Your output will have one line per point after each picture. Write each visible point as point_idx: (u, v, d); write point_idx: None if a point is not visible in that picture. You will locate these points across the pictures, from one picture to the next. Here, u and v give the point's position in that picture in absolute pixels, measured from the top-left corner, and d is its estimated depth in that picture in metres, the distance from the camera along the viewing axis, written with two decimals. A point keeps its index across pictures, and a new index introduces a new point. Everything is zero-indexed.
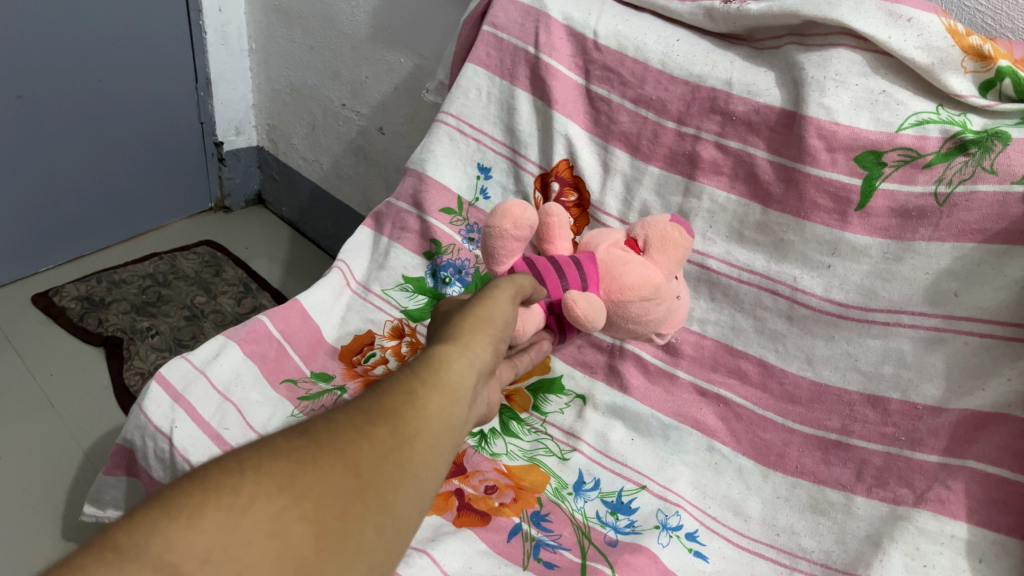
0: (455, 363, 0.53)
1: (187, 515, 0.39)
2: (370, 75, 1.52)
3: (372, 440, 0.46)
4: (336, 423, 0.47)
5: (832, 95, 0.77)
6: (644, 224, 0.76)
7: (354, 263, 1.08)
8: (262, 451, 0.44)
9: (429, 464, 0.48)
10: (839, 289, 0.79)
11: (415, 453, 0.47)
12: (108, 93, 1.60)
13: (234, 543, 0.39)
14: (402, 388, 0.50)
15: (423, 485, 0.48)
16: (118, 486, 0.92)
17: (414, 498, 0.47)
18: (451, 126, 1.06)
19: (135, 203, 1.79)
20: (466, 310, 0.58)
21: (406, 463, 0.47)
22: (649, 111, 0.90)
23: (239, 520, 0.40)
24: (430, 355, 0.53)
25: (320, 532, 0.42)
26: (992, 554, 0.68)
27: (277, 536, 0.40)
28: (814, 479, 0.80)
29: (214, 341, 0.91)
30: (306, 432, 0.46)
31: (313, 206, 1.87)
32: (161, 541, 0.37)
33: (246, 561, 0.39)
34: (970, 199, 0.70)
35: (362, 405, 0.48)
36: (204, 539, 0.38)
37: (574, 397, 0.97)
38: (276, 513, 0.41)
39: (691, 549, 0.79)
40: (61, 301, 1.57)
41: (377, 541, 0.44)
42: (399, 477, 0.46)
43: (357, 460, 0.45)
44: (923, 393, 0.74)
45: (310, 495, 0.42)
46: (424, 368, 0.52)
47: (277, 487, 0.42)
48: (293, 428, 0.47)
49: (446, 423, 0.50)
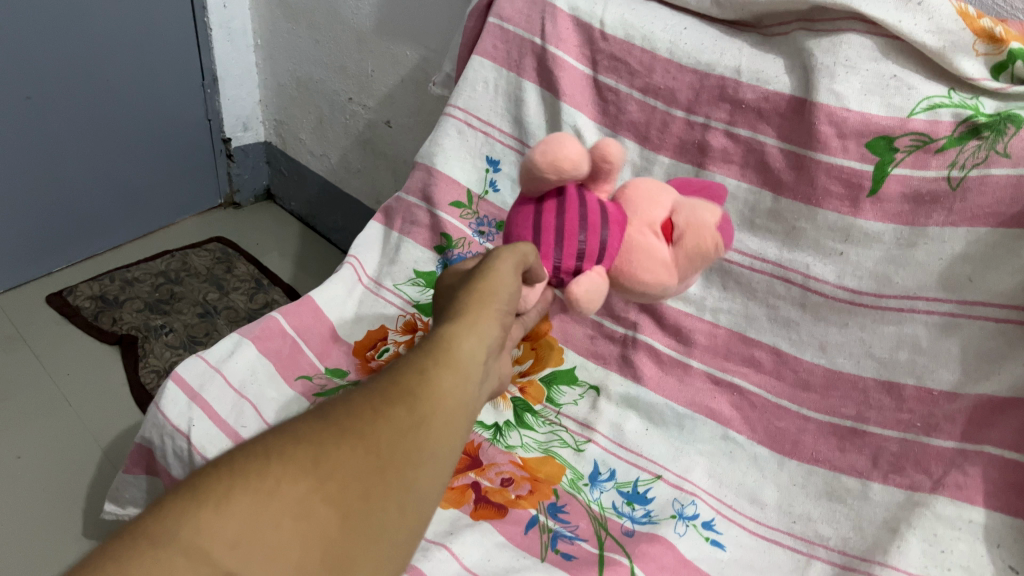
0: (471, 337, 0.53)
1: (212, 504, 0.39)
2: (376, 68, 1.52)
3: (389, 419, 0.46)
4: (355, 402, 0.47)
5: (842, 80, 0.76)
6: (689, 213, 0.64)
7: (364, 258, 1.08)
8: (281, 435, 0.44)
9: (448, 439, 0.48)
10: (852, 276, 0.79)
11: (432, 429, 0.47)
12: (115, 92, 1.60)
13: (262, 528, 0.39)
14: (418, 363, 0.50)
15: (442, 458, 0.48)
16: (138, 484, 0.93)
17: (434, 473, 0.47)
18: (458, 119, 1.06)
19: (146, 200, 1.80)
20: (476, 279, 0.57)
21: (424, 439, 0.47)
22: (658, 100, 0.90)
23: (264, 506, 0.40)
24: (445, 328, 0.53)
25: (344, 512, 0.42)
26: (1010, 538, 0.68)
27: (302, 519, 0.41)
28: (830, 466, 0.80)
29: (229, 340, 0.92)
30: (327, 411, 0.46)
31: (321, 200, 1.88)
32: (190, 528, 0.38)
33: (273, 546, 0.39)
34: (983, 182, 0.70)
35: (382, 382, 0.48)
36: (231, 525, 0.39)
37: (588, 388, 0.97)
38: (301, 496, 0.41)
39: (708, 538, 0.80)
40: (75, 301, 1.58)
41: (401, 516, 0.44)
42: (418, 454, 0.46)
43: (376, 439, 0.45)
44: (938, 378, 0.74)
45: (332, 476, 0.43)
46: (434, 344, 0.51)
47: (301, 471, 0.42)
48: (310, 410, 0.47)
49: (462, 398, 0.50)
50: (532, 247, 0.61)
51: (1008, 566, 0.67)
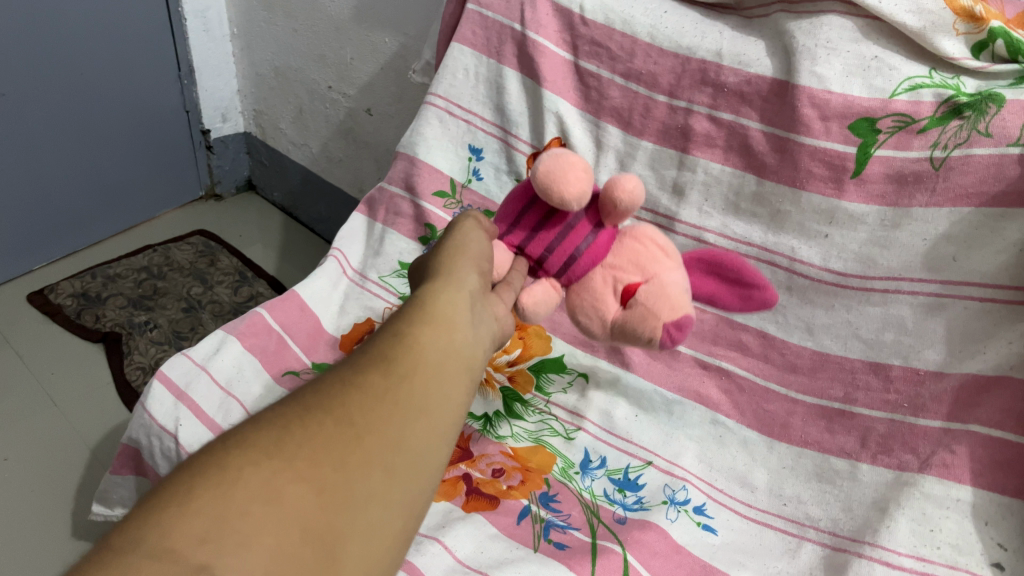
0: (440, 300, 0.55)
1: (177, 504, 0.39)
2: (355, 56, 1.50)
3: (360, 391, 0.47)
4: (321, 385, 0.48)
5: (823, 62, 0.76)
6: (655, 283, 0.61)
7: (349, 250, 1.07)
8: (247, 429, 0.44)
9: (427, 399, 0.49)
10: (837, 258, 0.79)
11: (408, 393, 0.49)
12: (90, 86, 1.58)
13: (232, 516, 0.39)
14: (385, 339, 0.51)
15: (428, 421, 0.48)
16: (126, 485, 0.92)
17: (420, 437, 0.48)
18: (439, 108, 1.05)
19: (125, 195, 1.77)
20: (440, 265, 0.60)
21: (400, 405, 0.48)
22: (639, 85, 0.89)
23: (233, 493, 0.40)
24: (409, 303, 0.56)
25: (319, 486, 0.42)
26: (998, 516, 0.68)
27: (275, 498, 0.40)
28: (819, 448, 0.81)
29: (214, 337, 0.91)
30: (292, 401, 0.47)
31: (304, 190, 1.86)
32: (157, 530, 0.37)
33: (246, 530, 0.39)
34: (966, 162, 0.70)
35: (348, 364, 0.50)
36: (200, 518, 0.38)
37: (577, 375, 0.97)
38: (270, 478, 0.41)
39: (700, 522, 0.80)
40: (57, 299, 1.56)
41: (385, 482, 0.44)
42: (395, 420, 0.47)
43: (346, 413, 0.46)
44: (924, 358, 0.74)
45: (303, 452, 0.43)
46: (406, 317, 0.54)
47: (268, 456, 0.42)
48: (276, 403, 0.48)
49: (438, 361, 0.51)
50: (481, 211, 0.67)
51: (997, 543, 0.67)
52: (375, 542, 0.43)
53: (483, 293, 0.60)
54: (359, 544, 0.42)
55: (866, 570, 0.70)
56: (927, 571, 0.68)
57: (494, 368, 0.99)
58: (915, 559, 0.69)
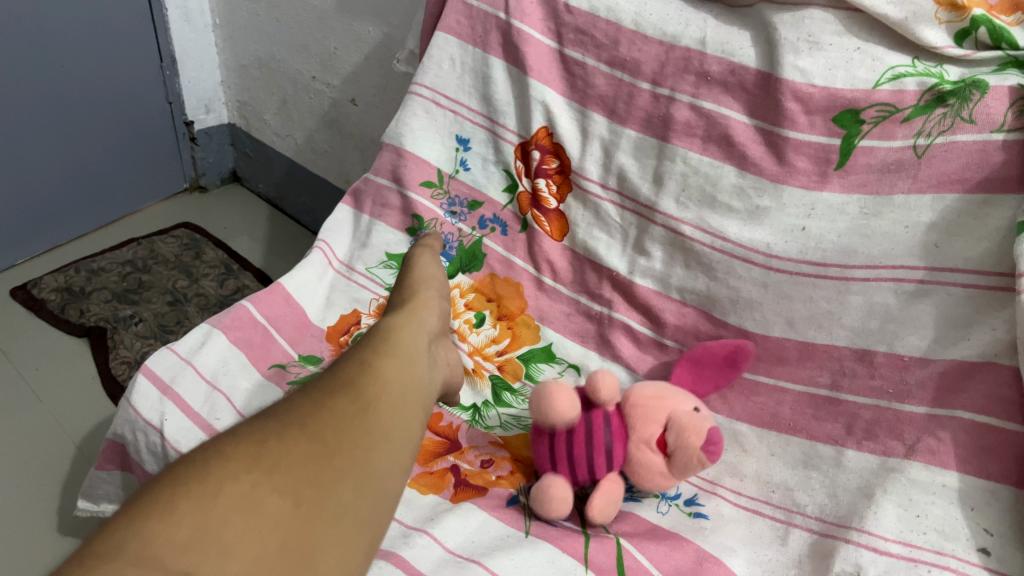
0: (403, 333, 0.58)
1: (158, 514, 0.40)
2: (339, 46, 1.49)
3: (333, 410, 0.48)
4: (296, 404, 0.49)
5: (806, 57, 0.77)
6: None
7: (335, 242, 1.06)
8: (224, 445, 0.46)
9: (397, 422, 0.50)
10: (816, 249, 0.79)
11: (380, 413, 0.50)
12: (70, 78, 1.56)
13: (212, 524, 0.40)
14: (357, 361, 0.53)
15: (398, 444, 0.50)
16: (113, 480, 0.91)
17: (390, 460, 0.49)
18: (425, 98, 1.04)
19: (109, 187, 1.76)
20: (403, 304, 0.63)
21: (371, 424, 0.49)
22: (624, 73, 0.89)
23: (211, 505, 0.41)
24: (376, 330, 0.57)
25: (295, 498, 0.43)
26: (983, 502, 0.68)
27: (253, 509, 0.42)
28: (806, 436, 0.81)
29: (199, 331, 0.90)
30: (269, 420, 0.48)
31: (289, 182, 1.85)
32: (141, 538, 0.39)
33: (226, 538, 0.40)
34: (949, 150, 0.71)
35: (323, 382, 0.51)
36: (180, 526, 0.40)
37: (567, 366, 0.97)
38: (247, 490, 0.42)
39: (690, 512, 0.82)
40: (40, 293, 1.54)
41: (359, 500, 0.45)
42: (366, 439, 0.48)
43: (318, 428, 0.47)
44: (908, 344, 0.75)
45: (279, 466, 0.44)
46: (373, 348, 0.55)
47: (245, 469, 0.44)
48: (251, 421, 0.49)
49: (405, 387, 0.53)
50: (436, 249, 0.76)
51: (983, 528, 0.67)
52: (352, 551, 0.43)
53: (435, 338, 0.63)
54: (336, 555, 0.43)
55: (854, 555, 0.70)
56: (913, 556, 0.68)
57: (483, 358, 1.00)
58: (902, 545, 0.69)
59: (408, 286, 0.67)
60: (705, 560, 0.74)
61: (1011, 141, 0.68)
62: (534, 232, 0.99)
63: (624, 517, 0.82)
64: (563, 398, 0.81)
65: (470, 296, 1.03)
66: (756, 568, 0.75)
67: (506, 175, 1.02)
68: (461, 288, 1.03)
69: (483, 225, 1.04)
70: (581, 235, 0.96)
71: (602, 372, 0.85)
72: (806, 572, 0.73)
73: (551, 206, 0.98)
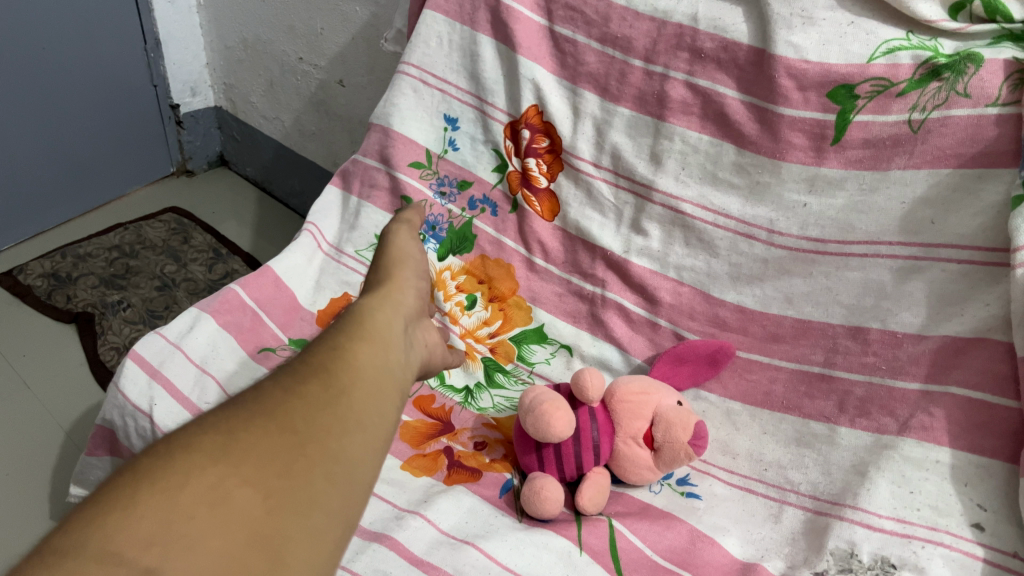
0: (379, 314, 0.55)
1: (122, 506, 0.38)
2: (326, 27, 1.47)
3: (305, 395, 0.46)
4: (267, 388, 0.47)
5: (799, 32, 0.76)
6: None
7: (324, 224, 1.05)
8: (190, 430, 0.43)
9: (372, 408, 0.48)
10: (815, 226, 0.79)
11: (354, 398, 0.48)
12: (53, 61, 1.53)
13: (177, 521, 0.38)
14: (330, 343, 0.50)
15: (372, 431, 0.48)
16: (102, 466, 0.91)
17: (364, 446, 0.47)
18: (413, 77, 1.02)
19: (95, 172, 1.73)
20: (379, 282, 0.61)
21: (344, 413, 0.47)
22: (616, 49, 0.88)
23: (177, 498, 0.39)
24: (352, 311, 0.55)
25: (265, 491, 0.41)
26: (976, 478, 0.68)
27: (220, 503, 0.39)
28: (799, 414, 0.80)
29: (187, 315, 0.89)
30: (238, 402, 0.46)
31: (277, 164, 1.83)
32: (102, 535, 0.36)
33: (191, 535, 0.38)
34: (944, 124, 0.70)
35: (295, 365, 0.49)
36: (144, 521, 0.37)
37: (559, 346, 0.96)
38: (215, 481, 0.40)
39: (683, 492, 0.82)
40: (27, 279, 1.52)
41: (332, 491, 0.43)
42: (340, 428, 0.46)
43: (289, 415, 0.45)
44: (901, 321, 0.74)
45: (247, 457, 0.42)
46: (347, 329, 0.53)
47: (213, 458, 0.41)
48: (219, 404, 0.46)
49: (381, 372, 0.51)
50: (415, 222, 0.74)
51: (976, 504, 0.67)
52: (322, 549, 0.41)
53: (414, 319, 0.60)
54: (307, 551, 0.41)
55: (847, 532, 0.71)
56: (907, 533, 0.68)
57: (474, 340, 0.99)
58: (895, 521, 0.69)
59: (384, 263, 0.64)
60: (700, 539, 0.75)
61: (1005, 115, 0.68)
62: (525, 212, 0.98)
63: (617, 498, 0.82)
64: (562, 421, 0.75)
65: (461, 277, 1.02)
66: (750, 547, 0.75)
67: (496, 155, 1.01)
68: (452, 271, 1.02)
69: (472, 205, 1.03)
70: (572, 214, 0.95)
71: (589, 372, 0.79)
72: (799, 550, 0.74)
73: (541, 184, 0.97)
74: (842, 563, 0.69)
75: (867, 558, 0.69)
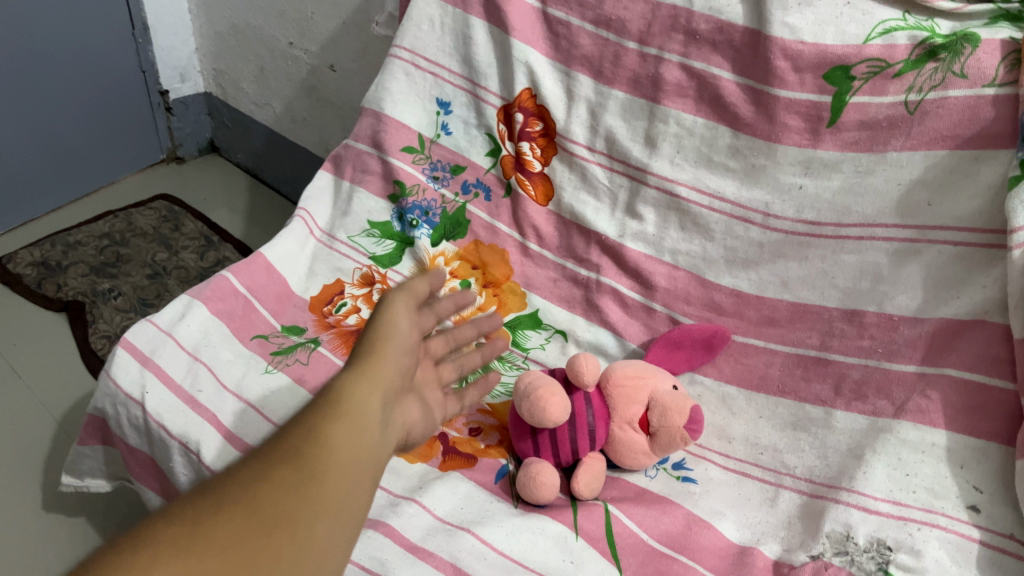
0: (358, 391, 0.56)
1: None
2: (316, 11, 1.46)
3: (275, 483, 0.48)
4: (237, 477, 0.48)
5: (795, 13, 0.75)
6: None
7: (315, 210, 1.04)
8: (158, 520, 0.45)
9: (341, 493, 0.50)
10: (811, 208, 0.78)
11: (324, 488, 0.49)
12: (40, 46, 1.52)
13: None
14: (302, 427, 0.52)
15: (339, 521, 0.49)
16: (96, 455, 0.90)
17: (331, 535, 0.48)
18: (405, 61, 1.01)
19: (83, 159, 1.72)
20: (363, 349, 0.60)
21: (313, 500, 0.48)
22: (610, 31, 0.87)
23: None
24: (331, 385, 0.56)
25: None
26: (973, 460, 0.68)
27: None
28: (795, 398, 0.80)
29: (179, 302, 0.88)
30: (207, 490, 0.47)
31: (268, 151, 1.82)
32: None
33: None
34: (941, 106, 0.70)
35: (268, 452, 0.50)
36: None
37: (554, 332, 0.96)
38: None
39: (679, 476, 0.82)
40: (16, 268, 1.51)
41: None
42: (308, 514, 0.47)
43: (258, 506, 0.46)
44: (898, 304, 0.74)
45: (215, 550, 0.43)
46: (320, 409, 0.54)
47: (178, 551, 0.43)
48: (188, 492, 0.48)
49: (352, 454, 0.52)
50: (441, 279, 0.71)
51: (972, 486, 0.67)
52: None
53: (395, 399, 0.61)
54: None
55: (844, 516, 0.70)
56: (903, 515, 0.68)
57: None
58: (892, 504, 0.69)
59: (371, 331, 0.62)
60: (696, 523, 0.75)
61: (1003, 96, 0.67)
62: (519, 197, 0.97)
63: (613, 483, 0.82)
64: (557, 406, 0.75)
65: (455, 263, 1.02)
66: (746, 531, 0.76)
67: (489, 139, 1.00)
68: (446, 256, 1.02)
69: (466, 190, 1.02)
70: (567, 199, 0.94)
71: (585, 357, 0.79)
72: (795, 533, 0.74)
73: (535, 168, 0.96)
74: (838, 546, 0.69)
75: (863, 540, 0.69)
